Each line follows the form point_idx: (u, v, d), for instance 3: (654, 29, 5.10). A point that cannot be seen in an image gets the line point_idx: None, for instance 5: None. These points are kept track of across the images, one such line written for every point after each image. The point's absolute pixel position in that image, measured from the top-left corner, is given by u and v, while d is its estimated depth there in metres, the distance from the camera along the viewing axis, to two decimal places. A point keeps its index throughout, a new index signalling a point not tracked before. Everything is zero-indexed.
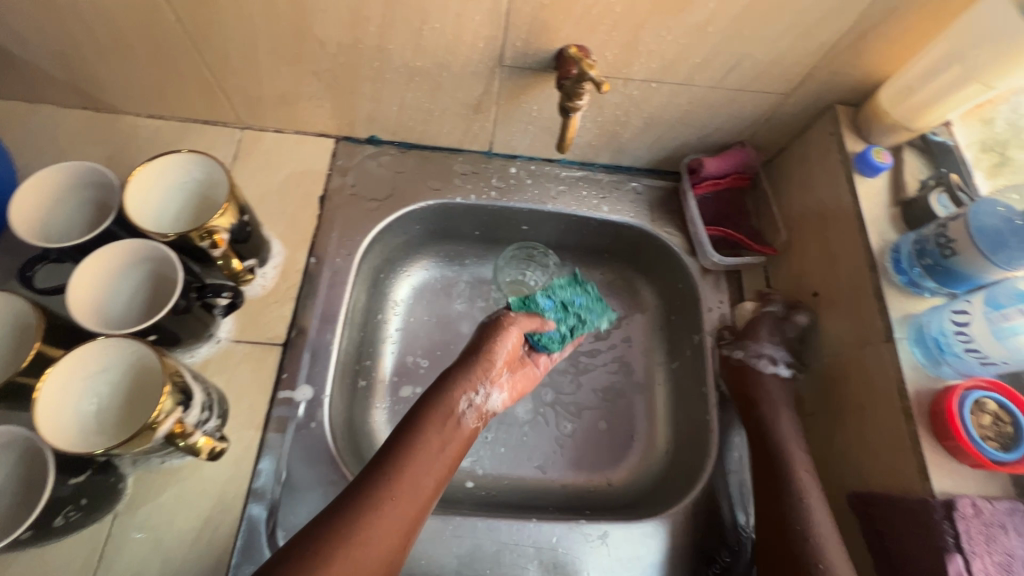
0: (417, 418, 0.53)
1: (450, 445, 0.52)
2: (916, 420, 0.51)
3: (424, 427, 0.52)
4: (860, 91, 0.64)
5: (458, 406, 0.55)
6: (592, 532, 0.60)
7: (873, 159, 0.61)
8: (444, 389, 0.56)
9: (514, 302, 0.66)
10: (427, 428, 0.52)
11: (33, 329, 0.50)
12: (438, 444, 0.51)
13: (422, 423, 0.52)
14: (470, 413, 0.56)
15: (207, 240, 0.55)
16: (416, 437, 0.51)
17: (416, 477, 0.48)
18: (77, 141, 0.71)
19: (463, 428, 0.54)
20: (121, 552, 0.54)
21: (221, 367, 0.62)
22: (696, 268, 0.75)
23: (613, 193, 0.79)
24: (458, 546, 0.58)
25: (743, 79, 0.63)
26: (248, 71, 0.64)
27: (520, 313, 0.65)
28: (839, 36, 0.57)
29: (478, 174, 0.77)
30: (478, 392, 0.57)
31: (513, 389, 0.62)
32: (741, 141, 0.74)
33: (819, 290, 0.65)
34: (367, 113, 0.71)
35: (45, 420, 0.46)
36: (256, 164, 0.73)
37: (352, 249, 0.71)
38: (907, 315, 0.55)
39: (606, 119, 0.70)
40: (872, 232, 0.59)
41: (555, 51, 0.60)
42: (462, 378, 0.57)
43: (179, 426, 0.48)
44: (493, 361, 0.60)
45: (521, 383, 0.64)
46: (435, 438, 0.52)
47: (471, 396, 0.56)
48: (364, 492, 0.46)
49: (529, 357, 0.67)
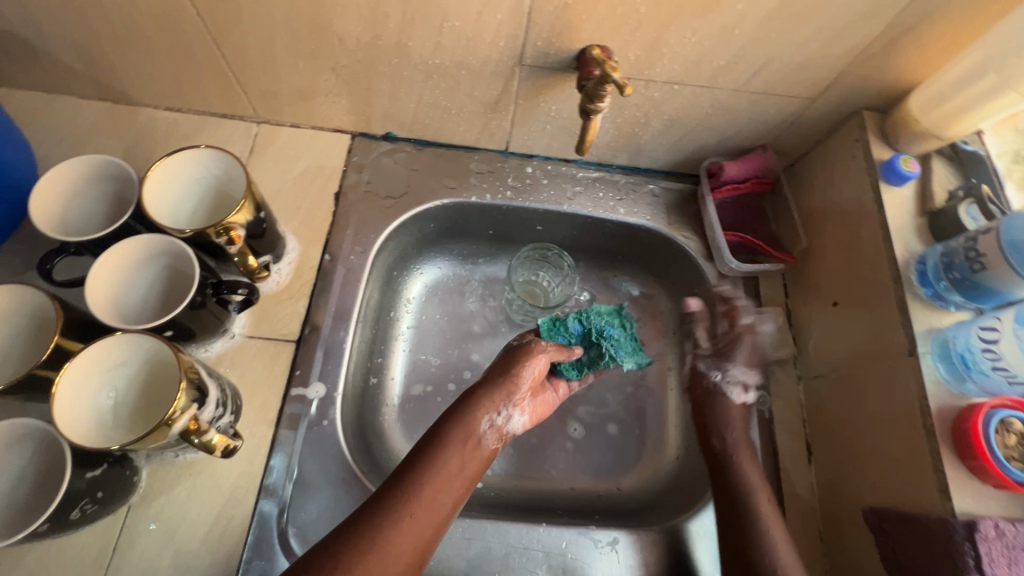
0: (441, 436, 0.56)
1: (468, 465, 0.55)
2: (938, 438, 0.50)
3: (447, 445, 0.55)
4: (888, 97, 0.63)
5: (480, 426, 0.58)
6: (601, 538, 0.60)
7: (900, 168, 0.59)
8: (469, 409, 0.58)
9: (544, 324, 0.69)
10: (449, 447, 0.55)
11: (52, 322, 0.51)
12: (457, 463, 0.54)
13: (443, 441, 0.55)
14: (491, 433, 0.59)
15: (224, 236, 0.55)
16: (439, 455, 0.54)
17: (433, 494, 0.52)
18: (96, 132, 0.71)
19: (484, 447, 0.58)
20: (135, 544, 0.54)
21: (235, 362, 0.63)
22: (712, 273, 0.74)
23: (629, 195, 0.78)
24: (467, 548, 0.58)
25: (768, 82, 0.61)
26: (266, 65, 0.63)
27: (550, 342, 0.66)
28: (870, 41, 0.55)
29: (494, 173, 0.77)
30: (499, 414, 0.60)
31: (533, 413, 0.64)
32: (763, 145, 0.72)
33: (840, 299, 0.64)
34: (384, 110, 0.70)
35: (64, 413, 0.46)
36: (272, 159, 0.73)
37: (367, 246, 0.70)
38: (931, 329, 0.54)
39: (626, 120, 0.69)
40: (897, 242, 0.58)
41: (577, 52, 0.58)
42: (486, 401, 0.59)
43: (194, 423, 0.49)
44: (519, 384, 0.61)
45: (541, 408, 0.65)
46: (455, 455, 0.55)
47: (492, 417, 0.59)
48: (384, 506, 0.50)
49: (550, 382, 0.68)
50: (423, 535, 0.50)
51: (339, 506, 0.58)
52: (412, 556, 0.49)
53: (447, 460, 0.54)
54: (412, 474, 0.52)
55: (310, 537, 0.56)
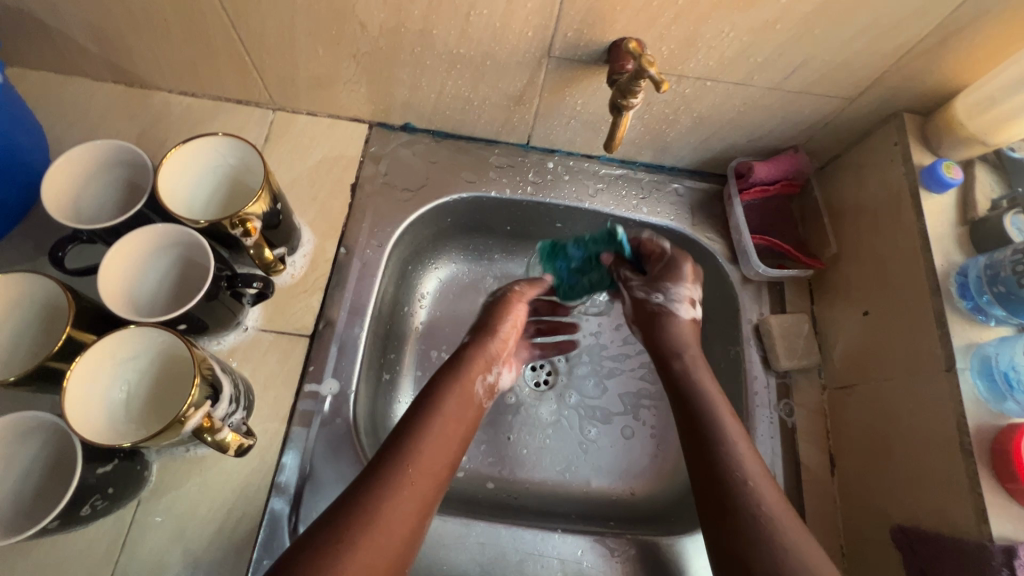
0: (433, 398, 0.57)
1: (461, 423, 0.57)
2: (976, 459, 0.48)
3: (441, 407, 0.56)
4: (932, 100, 0.60)
5: (474, 384, 0.60)
6: (618, 547, 0.58)
7: (942, 174, 0.57)
8: (461, 370, 0.60)
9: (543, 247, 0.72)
10: (444, 408, 0.56)
11: (64, 312, 0.49)
12: (452, 425, 0.56)
13: (438, 403, 0.56)
14: (483, 389, 0.61)
15: (239, 228, 0.53)
16: (436, 417, 0.55)
17: (431, 450, 0.53)
18: (108, 116, 0.69)
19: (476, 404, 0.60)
20: (144, 539, 0.53)
21: (248, 356, 0.61)
22: (737, 277, 0.72)
23: (653, 193, 0.75)
24: (481, 553, 0.56)
25: (806, 81, 0.59)
26: (285, 51, 0.61)
27: (523, 284, 0.71)
28: (917, 40, 0.53)
29: (514, 168, 0.74)
30: (490, 372, 0.63)
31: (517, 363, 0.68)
32: (795, 146, 0.70)
33: (870, 309, 0.62)
34: (403, 100, 0.68)
35: (74, 410, 0.45)
36: (288, 148, 0.71)
37: (383, 240, 0.69)
38: (970, 345, 0.52)
39: (653, 117, 0.66)
40: (936, 252, 0.56)
41: (608, 44, 0.56)
42: (478, 360, 0.62)
43: (208, 421, 0.47)
44: (501, 341, 0.65)
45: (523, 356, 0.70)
46: (450, 417, 0.56)
47: (484, 376, 0.62)
48: (387, 471, 0.49)
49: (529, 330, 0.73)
50: (427, 495, 0.50)
51: None
52: (418, 517, 0.49)
53: (443, 422, 0.55)
54: (411, 438, 0.53)
55: None
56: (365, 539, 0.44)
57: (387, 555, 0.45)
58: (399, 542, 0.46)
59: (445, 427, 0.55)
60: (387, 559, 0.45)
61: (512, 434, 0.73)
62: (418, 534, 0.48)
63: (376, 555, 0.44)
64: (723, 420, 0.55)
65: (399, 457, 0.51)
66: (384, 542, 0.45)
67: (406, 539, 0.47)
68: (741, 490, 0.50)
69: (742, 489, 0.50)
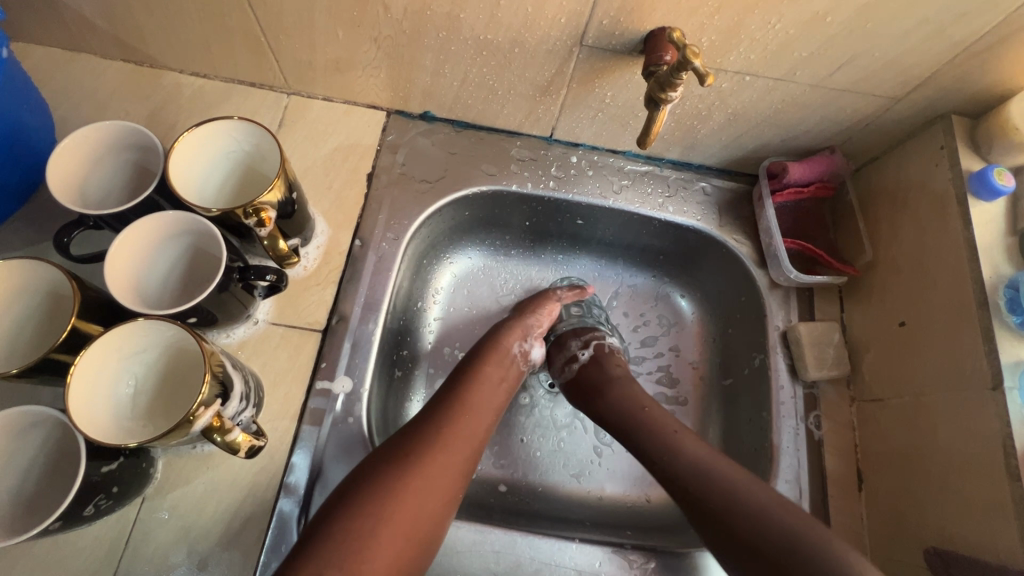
0: (468, 370, 0.59)
1: (506, 378, 0.60)
2: (1023, 483, 0.46)
3: (475, 377, 0.58)
4: (983, 102, 0.57)
5: (512, 348, 0.63)
6: (636, 556, 0.56)
7: (993, 181, 0.54)
8: (495, 341, 0.63)
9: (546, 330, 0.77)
10: (479, 377, 0.58)
11: (70, 301, 0.47)
12: (495, 384, 0.59)
13: (472, 373, 0.58)
14: (520, 356, 0.64)
15: (253, 217, 0.50)
16: (469, 386, 0.57)
17: (480, 396, 0.57)
18: (118, 96, 0.66)
19: (516, 369, 0.62)
20: (148, 539, 0.51)
21: (258, 350, 0.59)
22: (765, 281, 0.69)
23: (679, 192, 0.73)
24: (496, 562, 0.54)
25: (852, 79, 0.56)
26: (303, 32, 0.58)
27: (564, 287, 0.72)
28: (976, 37, 0.50)
29: (536, 161, 0.72)
30: (526, 340, 0.65)
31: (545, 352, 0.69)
32: (831, 146, 0.67)
33: (907, 319, 0.59)
34: (424, 87, 0.65)
35: (77, 402, 0.43)
36: (303, 134, 0.69)
37: (400, 233, 0.66)
38: (1018, 362, 0.49)
39: (686, 112, 0.63)
40: (984, 263, 0.53)
41: (645, 33, 0.53)
42: (513, 331, 0.64)
43: (218, 420, 0.45)
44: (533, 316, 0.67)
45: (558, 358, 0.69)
46: (485, 383, 0.58)
47: (521, 342, 0.64)
48: (422, 435, 0.51)
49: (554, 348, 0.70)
50: (468, 457, 0.52)
51: None
52: (461, 478, 0.51)
53: (478, 389, 0.57)
54: (445, 406, 0.54)
55: None
56: (406, 496, 0.46)
57: (429, 512, 0.47)
58: (439, 499, 0.48)
59: (480, 393, 0.57)
60: (428, 515, 0.47)
61: (525, 436, 0.71)
62: (459, 493, 0.50)
63: (417, 511, 0.47)
64: (687, 446, 0.54)
65: (435, 422, 0.53)
66: (425, 500, 0.47)
67: (447, 498, 0.49)
68: (761, 526, 0.47)
69: (763, 523, 0.47)
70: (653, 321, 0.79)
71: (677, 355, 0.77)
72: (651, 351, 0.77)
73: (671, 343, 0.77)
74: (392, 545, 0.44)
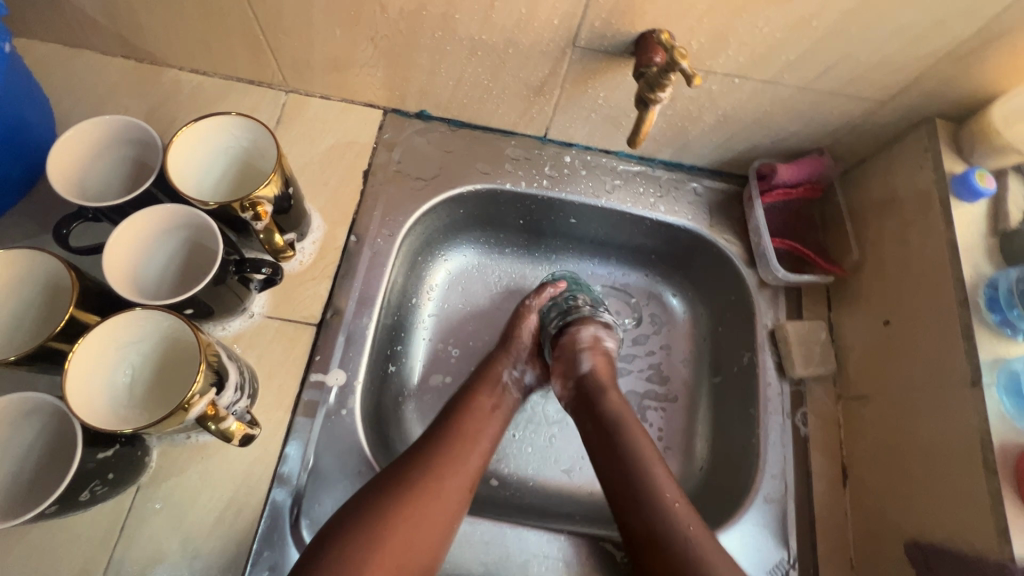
0: (465, 398, 0.62)
1: (500, 407, 0.62)
2: (999, 477, 0.47)
3: (471, 405, 0.61)
4: (966, 106, 0.58)
5: (503, 377, 0.65)
6: (622, 548, 0.57)
7: (975, 183, 0.55)
8: (488, 369, 0.65)
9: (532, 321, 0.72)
10: (473, 406, 0.61)
11: (67, 291, 0.48)
12: (488, 414, 0.61)
13: (468, 402, 0.61)
14: (513, 384, 0.66)
15: (249, 212, 0.52)
16: (466, 415, 0.60)
17: (475, 428, 0.59)
18: (118, 92, 0.67)
19: (510, 396, 0.65)
20: (142, 527, 0.52)
21: (253, 342, 0.60)
22: (754, 281, 0.70)
23: (671, 192, 0.74)
24: (485, 552, 0.55)
25: (838, 82, 0.57)
26: (301, 31, 0.59)
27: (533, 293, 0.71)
28: (958, 42, 0.51)
29: (530, 160, 0.73)
30: (516, 367, 0.67)
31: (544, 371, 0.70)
32: (819, 149, 0.68)
33: (892, 318, 0.61)
34: (420, 87, 0.67)
35: (75, 390, 0.44)
36: (300, 131, 0.70)
37: (395, 229, 0.67)
38: (997, 360, 0.50)
39: (676, 113, 0.65)
40: (965, 263, 0.54)
41: (636, 36, 0.54)
42: (502, 359, 0.66)
43: (212, 408, 0.46)
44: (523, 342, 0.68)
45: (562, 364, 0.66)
46: (481, 412, 0.61)
47: (510, 370, 0.66)
48: (419, 465, 0.54)
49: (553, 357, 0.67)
50: (464, 486, 0.54)
51: None
52: (456, 508, 0.53)
53: (473, 417, 0.60)
54: (442, 436, 0.57)
55: None
56: (399, 525, 0.49)
57: (421, 541, 0.50)
58: (433, 528, 0.51)
59: (476, 421, 0.59)
60: (421, 545, 0.50)
61: (517, 432, 0.72)
62: (454, 523, 0.53)
63: (410, 541, 0.49)
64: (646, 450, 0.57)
65: (432, 452, 0.55)
66: (418, 529, 0.50)
67: (442, 529, 0.51)
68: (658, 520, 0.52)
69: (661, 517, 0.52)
70: (645, 320, 0.79)
71: (668, 353, 0.78)
72: (643, 349, 0.78)
73: (662, 341, 0.78)
74: (385, 571, 0.47)
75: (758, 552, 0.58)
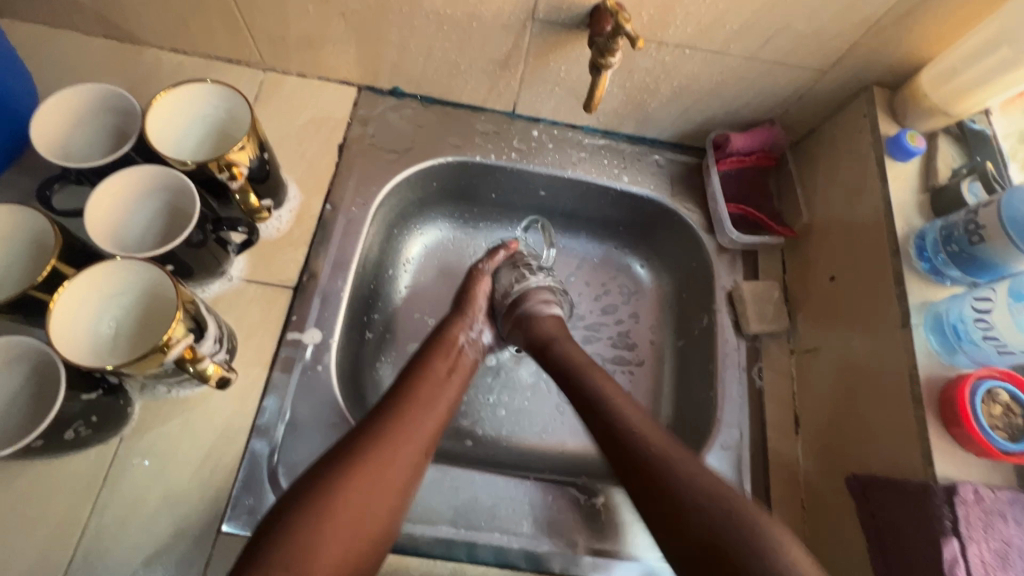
0: (416, 367, 0.61)
1: (455, 372, 0.62)
2: (925, 407, 0.51)
3: (424, 374, 0.60)
4: (899, 74, 0.63)
5: (458, 340, 0.65)
6: (585, 493, 0.61)
7: (906, 143, 0.59)
8: (443, 334, 0.65)
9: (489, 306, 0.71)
10: (426, 372, 0.60)
11: (48, 248, 0.50)
12: (445, 379, 0.61)
13: (420, 369, 0.60)
14: (469, 347, 0.66)
15: (226, 172, 0.55)
16: (420, 383, 0.59)
17: (431, 392, 0.59)
18: (100, 70, 0.70)
19: (467, 360, 0.65)
20: (124, 476, 0.54)
21: (232, 304, 0.63)
22: (712, 246, 0.74)
23: (634, 163, 0.77)
24: (455, 497, 0.59)
25: (781, 51, 0.61)
26: (275, 8, 0.62)
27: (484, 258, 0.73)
28: (885, 10, 0.55)
29: (500, 134, 0.76)
30: (471, 329, 0.67)
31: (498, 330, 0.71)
32: (771, 119, 0.73)
33: (837, 274, 0.64)
34: (392, 63, 0.70)
35: (56, 331, 0.46)
36: (278, 107, 0.73)
37: (368, 199, 0.70)
38: (925, 303, 0.55)
39: (635, 85, 0.68)
40: (898, 217, 0.58)
41: (590, 7, 0.58)
42: (457, 323, 0.67)
43: (190, 352, 0.49)
44: (476, 305, 0.69)
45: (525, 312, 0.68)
46: (434, 379, 0.60)
47: (466, 333, 0.67)
48: (370, 433, 0.53)
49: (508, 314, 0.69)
50: (416, 453, 0.54)
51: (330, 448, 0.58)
52: (410, 475, 0.53)
53: (426, 385, 0.59)
54: (392, 405, 0.56)
55: None
56: (350, 495, 0.49)
57: (376, 509, 0.50)
58: (390, 496, 0.51)
59: (428, 388, 0.59)
60: (377, 512, 0.49)
61: (491, 395, 0.75)
62: (410, 491, 0.52)
63: (366, 509, 0.49)
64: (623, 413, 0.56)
65: (384, 420, 0.54)
66: (371, 499, 0.49)
67: (396, 495, 0.51)
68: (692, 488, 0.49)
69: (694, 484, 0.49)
70: (614, 291, 0.82)
71: (636, 321, 0.81)
72: (612, 318, 0.81)
73: (631, 310, 0.81)
74: (339, 541, 0.47)
75: None
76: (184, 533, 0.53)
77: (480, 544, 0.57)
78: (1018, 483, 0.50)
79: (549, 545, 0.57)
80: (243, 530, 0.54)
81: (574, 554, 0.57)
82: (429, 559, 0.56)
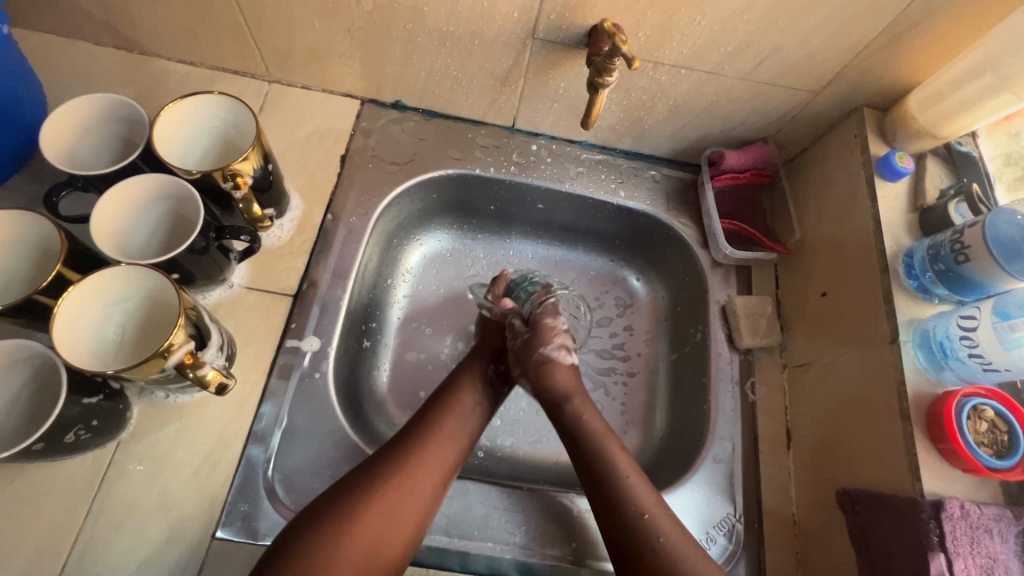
0: (443, 395, 0.62)
1: (483, 404, 0.62)
2: (912, 422, 0.52)
3: (451, 403, 0.61)
4: (889, 96, 0.64)
5: (487, 372, 0.65)
6: (578, 503, 0.61)
7: (895, 163, 0.61)
8: (472, 366, 0.65)
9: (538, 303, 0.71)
10: (454, 403, 0.61)
11: (54, 254, 0.52)
12: (473, 409, 0.61)
13: (446, 401, 0.61)
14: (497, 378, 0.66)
15: (230, 181, 0.56)
16: (445, 411, 0.60)
17: (456, 422, 0.59)
18: (108, 78, 0.71)
19: (493, 392, 0.64)
20: (121, 480, 0.55)
21: (232, 311, 0.63)
22: (707, 261, 0.75)
23: (631, 178, 0.79)
24: (449, 506, 0.59)
25: (773, 72, 0.63)
26: (282, 23, 0.64)
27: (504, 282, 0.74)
28: (873, 36, 0.57)
29: (500, 148, 0.77)
30: (501, 362, 0.67)
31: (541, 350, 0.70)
32: (764, 138, 0.75)
33: (828, 290, 0.66)
34: (395, 77, 0.71)
35: (62, 336, 0.48)
36: (282, 118, 0.74)
37: (369, 209, 0.71)
38: (913, 320, 0.56)
39: (631, 103, 0.70)
40: (887, 236, 0.60)
41: (589, 27, 0.59)
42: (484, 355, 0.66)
43: (190, 358, 0.50)
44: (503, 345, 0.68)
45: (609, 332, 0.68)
46: (459, 410, 0.60)
47: (494, 365, 0.66)
48: (388, 460, 0.54)
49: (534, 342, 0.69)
50: (436, 484, 0.54)
51: (326, 455, 0.59)
52: (425, 508, 0.53)
53: (452, 416, 0.59)
54: (415, 435, 0.57)
55: (296, 483, 0.57)
56: (366, 522, 0.50)
57: (388, 543, 0.50)
58: (404, 528, 0.51)
59: (452, 419, 0.59)
60: (389, 543, 0.50)
61: None
62: (426, 520, 0.53)
63: (377, 538, 0.50)
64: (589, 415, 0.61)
65: (407, 446, 0.55)
66: (386, 528, 0.50)
67: (412, 526, 0.52)
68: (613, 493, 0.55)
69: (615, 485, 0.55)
70: (610, 303, 0.83)
71: (631, 334, 0.81)
72: (608, 331, 0.81)
73: (626, 323, 0.82)
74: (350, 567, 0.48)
75: (705, 507, 0.62)
76: (178, 539, 0.53)
77: (473, 553, 0.57)
78: (1004, 498, 0.50)
79: (540, 556, 0.58)
80: (237, 535, 0.54)
81: (567, 565, 0.58)
82: (422, 568, 0.56)
